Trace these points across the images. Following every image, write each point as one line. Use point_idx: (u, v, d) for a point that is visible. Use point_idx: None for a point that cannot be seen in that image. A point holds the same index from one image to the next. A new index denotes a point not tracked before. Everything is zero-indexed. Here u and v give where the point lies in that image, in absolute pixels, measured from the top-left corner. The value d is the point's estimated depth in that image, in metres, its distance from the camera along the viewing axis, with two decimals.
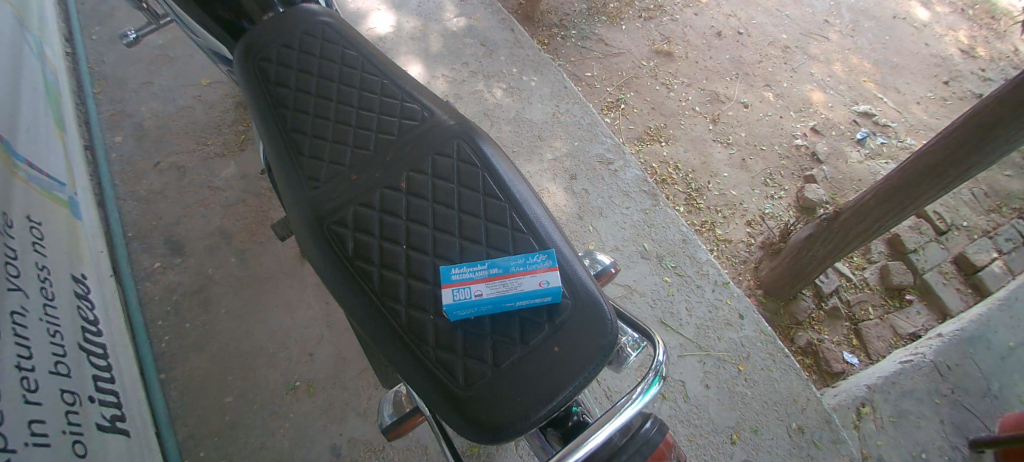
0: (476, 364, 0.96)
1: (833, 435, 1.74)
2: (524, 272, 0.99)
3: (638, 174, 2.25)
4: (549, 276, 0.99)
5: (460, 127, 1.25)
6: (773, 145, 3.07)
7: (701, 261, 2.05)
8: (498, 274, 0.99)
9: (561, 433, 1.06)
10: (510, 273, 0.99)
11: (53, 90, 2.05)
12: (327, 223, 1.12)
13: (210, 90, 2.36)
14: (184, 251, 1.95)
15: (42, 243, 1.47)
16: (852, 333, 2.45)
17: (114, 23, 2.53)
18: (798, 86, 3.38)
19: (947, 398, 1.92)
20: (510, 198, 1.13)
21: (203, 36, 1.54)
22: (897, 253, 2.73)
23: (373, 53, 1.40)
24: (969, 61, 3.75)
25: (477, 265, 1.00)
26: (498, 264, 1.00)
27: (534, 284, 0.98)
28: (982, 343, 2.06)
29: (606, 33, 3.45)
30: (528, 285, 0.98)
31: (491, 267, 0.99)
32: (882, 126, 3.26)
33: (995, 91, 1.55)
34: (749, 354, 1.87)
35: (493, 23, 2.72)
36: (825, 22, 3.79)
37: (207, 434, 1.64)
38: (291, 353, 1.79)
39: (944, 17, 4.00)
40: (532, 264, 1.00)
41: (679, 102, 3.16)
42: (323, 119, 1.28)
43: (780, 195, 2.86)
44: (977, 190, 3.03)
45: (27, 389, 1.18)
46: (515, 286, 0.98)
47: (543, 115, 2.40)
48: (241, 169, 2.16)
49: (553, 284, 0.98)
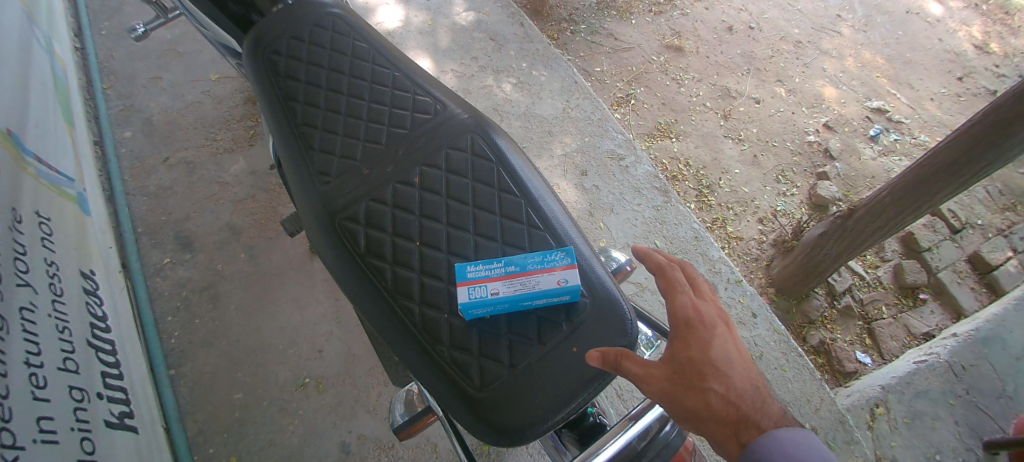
0: (492, 365, 0.94)
1: (846, 436, 1.72)
2: (542, 270, 0.97)
3: (650, 170, 2.22)
4: (568, 274, 0.97)
5: (473, 121, 1.22)
6: (785, 141, 3.03)
7: (714, 259, 2.02)
8: (515, 272, 0.97)
9: (577, 435, 1.02)
10: (527, 271, 0.97)
11: (62, 85, 2.04)
12: (339, 218, 1.10)
13: (219, 86, 2.35)
14: (193, 247, 1.94)
15: (51, 239, 1.46)
16: (864, 332, 2.41)
17: (123, 18, 2.53)
18: (810, 81, 3.33)
19: (962, 398, 1.88)
20: (527, 194, 1.11)
21: (213, 29, 1.51)
22: (911, 252, 2.69)
23: (384, 45, 1.38)
24: (983, 57, 3.68)
25: (493, 263, 0.98)
26: (515, 262, 0.98)
27: (553, 282, 0.96)
28: (998, 344, 2.01)
29: (616, 27, 3.41)
30: (546, 283, 0.96)
31: (507, 265, 0.98)
32: (896, 123, 3.20)
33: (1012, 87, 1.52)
34: (763, 353, 1.85)
35: (502, 18, 2.69)
36: (836, 17, 3.73)
37: (217, 431, 1.63)
38: (300, 349, 1.78)
39: (957, 13, 3.94)
40: (550, 261, 0.98)
41: (690, 98, 3.12)
42: (334, 113, 1.26)
43: (792, 192, 2.82)
44: (991, 189, 2.98)
45: (36, 386, 1.17)
46: (534, 284, 0.96)
47: (553, 110, 2.38)
48: (250, 165, 2.15)
49: (572, 283, 0.96)
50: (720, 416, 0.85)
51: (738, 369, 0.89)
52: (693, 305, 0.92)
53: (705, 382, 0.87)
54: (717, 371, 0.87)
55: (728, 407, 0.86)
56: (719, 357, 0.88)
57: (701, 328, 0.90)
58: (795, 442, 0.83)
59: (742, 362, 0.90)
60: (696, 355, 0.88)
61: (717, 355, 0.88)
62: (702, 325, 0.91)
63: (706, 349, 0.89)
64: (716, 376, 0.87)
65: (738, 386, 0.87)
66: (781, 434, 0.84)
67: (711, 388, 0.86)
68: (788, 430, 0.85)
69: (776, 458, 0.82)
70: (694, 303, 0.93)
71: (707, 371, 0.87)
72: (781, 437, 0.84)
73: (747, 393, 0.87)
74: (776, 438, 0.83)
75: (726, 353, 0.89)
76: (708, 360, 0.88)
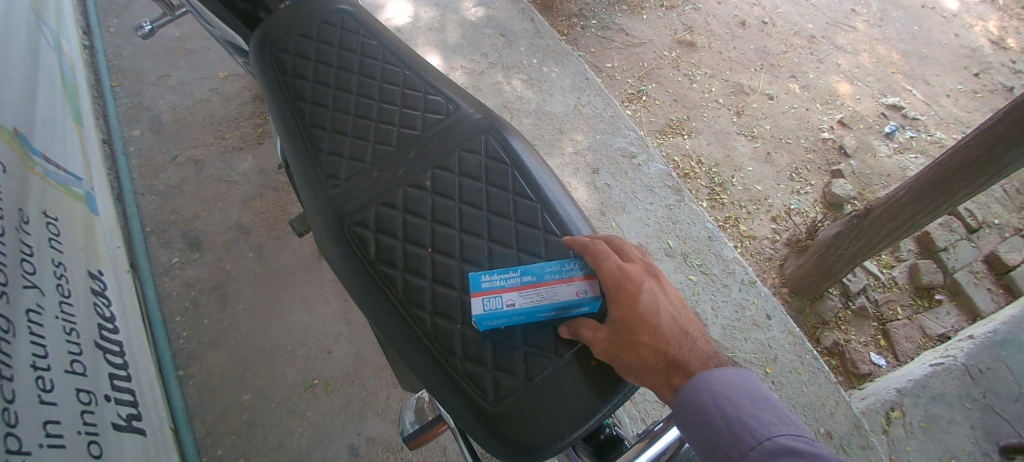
0: (508, 379, 0.92)
1: (862, 441, 1.68)
2: (560, 280, 0.96)
3: (662, 169, 2.18)
4: (586, 285, 0.95)
5: (487, 121, 1.20)
6: (799, 139, 2.97)
7: (727, 259, 1.98)
8: (532, 283, 0.95)
9: (593, 447, 0.96)
10: (544, 281, 0.95)
11: (70, 83, 2.03)
12: (348, 223, 1.08)
13: (227, 83, 2.33)
14: (202, 246, 1.93)
15: (58, 239, 1.45)
16: (879, 333, 2.37)
17: (131, 15, 2.51)
18: (824, 77, 3.27)
19: (979, 402, 1.83)
20: (542, 198, 1.09)
21: (218, 27, 1.47)
22: (927, 252, 2.64)
23: (394, 43, 1.35)
24: (1000, 53, 3.60)
25: (508, 272, 0.96)
26: (531, 271, 0.96)
27: (571, 293, 0.94)
28: (1016, 346, 1.96)
29: (627, 22, 3.36)
30: (564, 293, 0.95)
31: (523, 275, 0.95)
32: (912, 120, 3.14)
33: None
34: (777, 356, 1.81)
35: (512, 14, 2.65)
36: (851, 11, 3.65)
37: (226, 433, 1.62)
38: (309, 350, 1.76)
39: (973, 8, 3.85)
40: (567, 271, 0.96)
41: (702, 94, 3.06)
42: (342, 113, 1.23)
43: (806, 191, 2.77)
44: (1009, 187, 2.91)
45: (43, 389, 1.15)
46: (551, 295, 0.95)
47: (564, 107, 2.34)
48: (258, 163, 2.14)
49: (590, 295, 0.95)
50: (653, 366, 0.85)
51: (668, 318, 0.88)
52: (619, 266, 0.92)
53: (637, 337, 0.86)
54: (646, 324, 0.86)
55: (660, 357, 0.85)
56: (650, 310, 0.87)
57: (629, 286, 0.89)
58: (724, 381, 0.84)
59: (672, 312, 0.89)
60: (625, 313, 0.87)
61: (645, 309, 0.87)
62: (631, 283, 0.90)
63: (634, 304, 0.88)
64: (647, 328, 0.86)
65: (668, 333, 0.86)
66: (707, 374, 0.84)
67: (643, 342, 0.85)
68: (715, 368, 0.85)
69: (703, 396, 0.83)
70: (621, 263, 0.92)
71: (638, 325, 0.86)
72: (709, 376, 0.84)
73: (678, 339, 0.87)
74: (704, 378, 0.84)
75: (655, 305, 0.88)
76: (637, 315, 0.87)
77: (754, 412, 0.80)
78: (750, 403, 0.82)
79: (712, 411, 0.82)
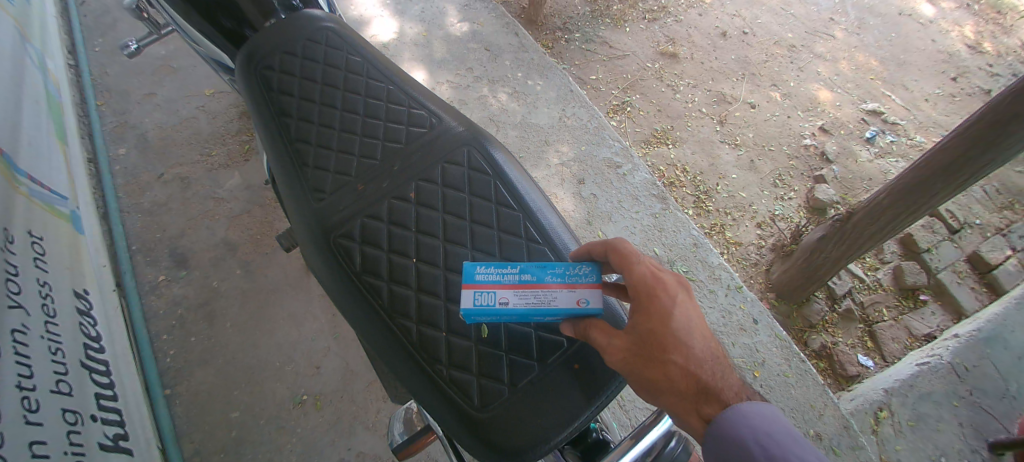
0: (493, 385, 0.93)
1: (851, 441, 1.70)
2: (561, 284, 0.96)
3: (647, 177, 2.22)
4: (589, 294, 0.95)
5: (470, 134, 1.22)
6: (782, 145, 3.03)
7: (713, 265, 2.01)
8: (530, 284, 0.96)
9: (580, 452, 0.97)
10: (543, 284, 0.96)
11: (55, 102, 2.03)
12: (334, 235, 1.09)
13: (214, 101, 2.34)
14: (188, 264, 1.93)
15: (43, 258, 1.45)
16: (866, 335, 2.40)
17: (117, 35, 2.52)
18: (805, 85, 3.34)
19: (966, 400, 1.87)
20: (524, 207, 1.11)
21: (205, 46, 1.47)
22: (910, 253, 2.69)
23: (378, 59, 1.37)
24: (976, 57, 3.69)
25: (507, 268, 0.97)
26: (530, 271, 0.97)
27: (572, 301, 0.94)
28: (1000, 344, 2.00)
29: (610, 35, 3.42)
30: (563, 300, 0.95)
31: (522, 273, 0.97)
32: (891, 124, 3.21)
33: (1003, 92, 1.51)
34: (765, 360, 1.83)
35: (497, 28, 2.69)
36: (829, 20, 3.74)
37: (214, 452, 1.61)
38: (297, 366, 1.76)
39: (949, 14, 3.95)
40: (572, 277, 0.97)
41: (685, 104, 3.12)
42: (327, 128, 1.25)
43: (789, 196, 2.82)
44: (989, 187, 2.97)
45: (28, 409, 1.15)
46: (549, 300, 0.95)
47: (549, 119, 2.37)
48: (245, 180, 2.14)
49: (592, 304, 0.94)
50: (681, 389, 0.82)
51: (700, 338, 0.84)
52: (653, 273, 0.87)
53: (666, 354, 0.82)
54: (677, 342, 0.83)
55: (690, 381, 0.82)
56: (683, 327, 0.83)
57: (663, 297, 0.85)
58: (763, 417, 0.80)
59: (705, 332, 0.85)
60: (657, 327, 0.83)
61: (679, 325, 0.83)
62: (666, 294, 0.85)
63: (668, 319, 0.83)
64: (678, 347, 0.82)
65: (700, 356, 0.83)
66: (743, 407, 0.81)
67: (672, 361, 0.82)
68: (750, 402, 0.82)
69: (743, 431, 0.79)
70: (654, 270, 0.88)
71: (669, 342, 0.83)
72: (746, 410, 0.81)
73: (708, 364, 0.83)
74: (741, 411, 0.80)
75: (688, 322, 0.84)
76: (668, 330, 0.83)
77: (797, 450, 0.76)
78: (792, 443, 0.77)
79: (754, 449, 0.78)
